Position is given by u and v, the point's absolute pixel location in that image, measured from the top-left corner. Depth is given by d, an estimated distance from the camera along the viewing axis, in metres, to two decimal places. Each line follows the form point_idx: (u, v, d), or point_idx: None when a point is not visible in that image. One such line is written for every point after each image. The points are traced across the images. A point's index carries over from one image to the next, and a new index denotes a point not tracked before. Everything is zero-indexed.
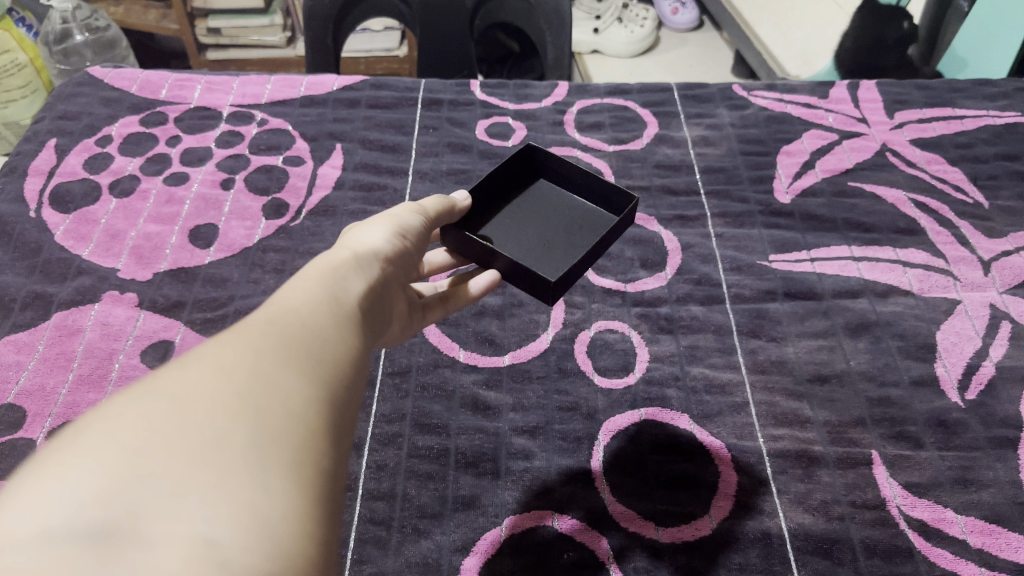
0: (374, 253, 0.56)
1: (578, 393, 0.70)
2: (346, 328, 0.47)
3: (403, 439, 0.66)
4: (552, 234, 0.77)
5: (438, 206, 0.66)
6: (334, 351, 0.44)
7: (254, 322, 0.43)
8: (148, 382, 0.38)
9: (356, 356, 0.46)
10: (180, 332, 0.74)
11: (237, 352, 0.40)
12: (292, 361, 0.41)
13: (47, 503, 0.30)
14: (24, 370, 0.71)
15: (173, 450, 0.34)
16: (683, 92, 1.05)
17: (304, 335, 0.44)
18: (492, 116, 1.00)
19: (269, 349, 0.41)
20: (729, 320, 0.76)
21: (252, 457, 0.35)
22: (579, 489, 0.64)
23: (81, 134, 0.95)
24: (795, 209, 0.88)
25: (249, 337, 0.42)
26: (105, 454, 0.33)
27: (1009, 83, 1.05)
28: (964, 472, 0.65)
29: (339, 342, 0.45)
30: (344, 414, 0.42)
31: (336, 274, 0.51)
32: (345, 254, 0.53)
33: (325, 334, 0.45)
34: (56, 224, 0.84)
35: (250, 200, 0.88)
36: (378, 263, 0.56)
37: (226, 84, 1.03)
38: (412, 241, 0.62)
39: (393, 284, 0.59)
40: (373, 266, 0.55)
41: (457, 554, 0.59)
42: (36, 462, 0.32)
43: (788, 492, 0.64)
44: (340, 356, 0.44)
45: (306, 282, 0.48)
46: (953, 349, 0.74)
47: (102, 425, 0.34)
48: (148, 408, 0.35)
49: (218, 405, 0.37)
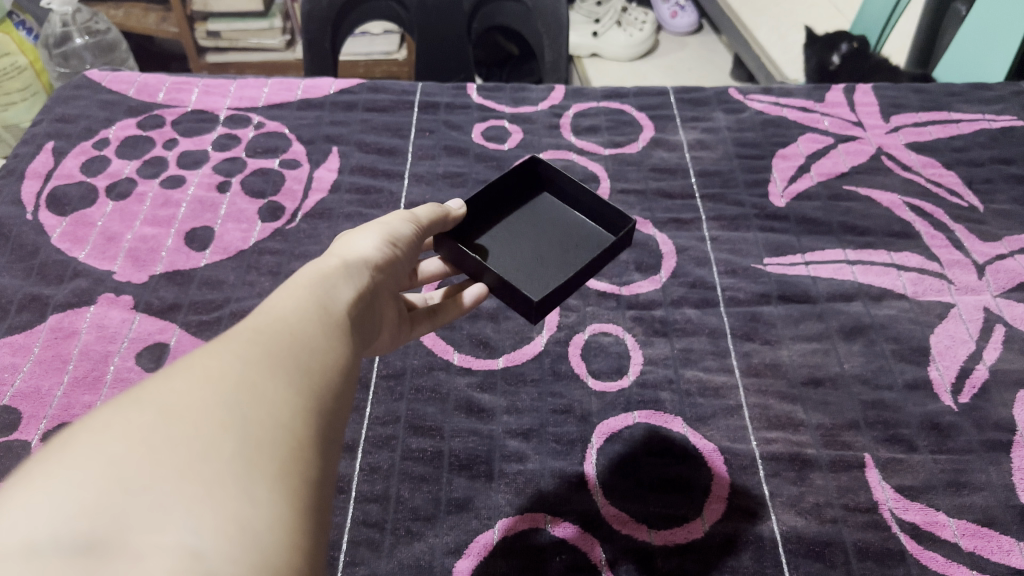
0: (364, 262, 0.56)
1: (571, 396, 0.71)
2: (336, 336, 0.47)
3: (397, 441, 0.67)
4: (546, 250, 0.77)
5: (431, 214, 0.66)
6: (324, 359, 0.45)
7: (243, 330, 0.43)
8: (137, 392, 0.38)
9: (346, 365, 0.46)
10: (175, 334, 0.74)
11: (225, 361, 0.40)
12: (281, 369, 0.41)
13: (34, 517, 0.31)
14: (20, 372, 0.71)
15: (161, 461, 0.34)
16: (679, 95, 1.05)
17: (293, 343, 0.44)
18: (489, 119, 1.00)
19: (258, 358, 0.41)
20: (723, 323, 0.77)
21: (239, 467, 0.35)
22: (572, 491, 0.64)
23: (79, 137, 0.96)
24: (790, 212, 0.88)
25: (238, 346, 0.42)
26: (93, 466, 0.33)
27: (1005, 87, 1.05)
28: (957, 475, 0.65)
29: (328, 350, 0.45)
30: (333, 421, 0.42)
31: (326, 283, 0.51)
32: (334, 263, 0.54)
33: (313, 343, 0.45)
34: (53, 227, 0.85)
35: (247, 203, 0.88)
36: (368, 271, 0.56)
37: (224, 87, 1.04)
38: (403, 249, 0.62)
39: (383, 291, 0.59)
40: (363, 275, 0.55)
41: (450, 556, 0.60)
42: (25, 473, 0.33)
43: (780, 495, 0.64)
44: (330, 364, 0.45)
45: (296, 290, 0.49)
46: (947, 352, 0.74)
47: (91, 435, 0.34)
48: (135, 419, 0.36)
49: (206, 415, 0.37)
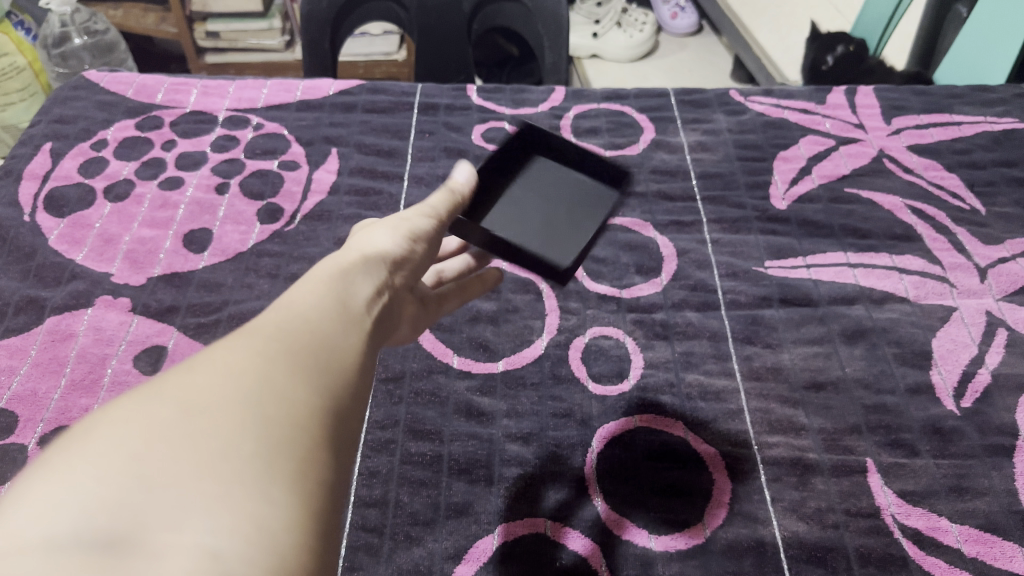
0: (384, 257, 0.55)
1: (572, 399, 0.70)
2: (353, 334, 0.47)
3: (396, 445, 0.66)
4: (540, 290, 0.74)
5: (446, 204, 0.64)
6: (341, 358, 0.44)
7: (265, 327, 0.43)
8: (157, 386, 0.37)
9: (362, 362, 0.46)
10: (174, 336, 0.74)
11: (245, 356, 0.40)
12: (299, 366, 0.41)
13: (53, 512, 0.30)
14: (17, 375, 0.71)
15: (180, 455, 0.34)
16: (680, 97, 1.05)
17: (312, 342, 0.43)
18: (489, 121, 1.00)
19: (278, 354, 0.41)
20: (724, 327, 0.76)
21: (256, 465, 0.35)
22: (572, 496, 0.63)
23: (77, 138, 0.95)
24: (792, 215, 0.88)
25: (258, 341, 0.41)
26: (112, 462, 0.32)
27: (1007, 89, 1.05)
28: (959, 479, 0.65)
29: (345, 348, 0.45)
30: (348, 422, 0.42)
31: (344, 279, 0.50)
32: (353, 258, 0.53)
33: (331, 340, 0.44)
34: (50, 228, 0.84)
35: (246, 204, 0.88)
36: (388, 269, 0.55)
37: (223, 88, 1.03)
38: (424, 248, 0.60)
39: (404, 289, 0.58)
40: (382, 272, 0.54)
41: (449, 562, 0.59)
42: (44, 466, 0.32)
43: (782, 500, 0.63)
44: (346, 363, 0.44)
45: (314, 287, 0.48)
46: (949, 356, 0.74)
47: (110, 430, 0.34)
48: (154, 413, 0.35)
49: (225, 411, 0.36)
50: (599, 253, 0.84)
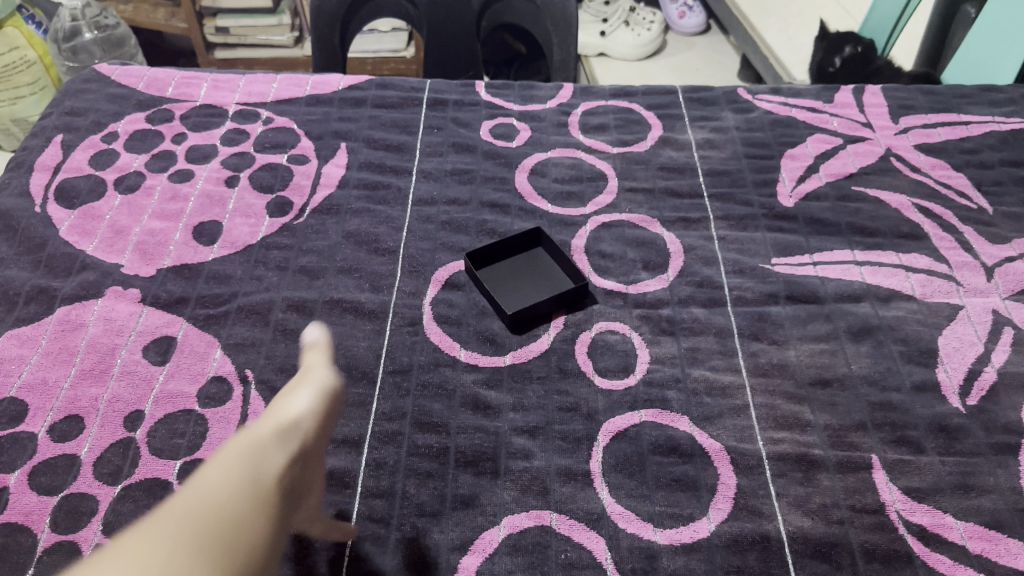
0: (299, 424, 0.52)
1: (578, 393, 0.70)
2: (268, 513, 0.43)
3: (403, 437, 0.67)
4: None
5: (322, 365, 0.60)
6: (252, 546, 0.41)
7: (160, 525, 0.39)
8: None
9: (268, 554, 0.42)
10: (183, 328, 0.74)
11: (147, 556, 0.37)
12: (207, 563, 0.38)
13: None
14: (27, 364, 0.71)
15: None
16: (688, 94, 1.05)
17: (223, 530, 0.40)
18: (497, 117, 1.00)
19: (177, 566, 0.37)
20: (731, 323, 0.76)
21: None
22: (577, 490, 0.64)
23: (88, 130, 0.96)
24: (799, 213, 0.88)
25: (163, 533, 0.38)
26: None
27: (1016, 89, 1.05)
28: (965, 477, 0.65)
29: (259, 533, 0.42)
30: None
31: (258, 450, 0.47)
32: (267, 428, 0.49)
33: (245, 524, 0.41)
34: (61, 219, 0.85)
35: (255, 198, 0.88)
36: (304, 434, 0.51)
37: (233, 82, 1.04)
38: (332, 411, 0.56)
39: (322, 450, 0.54)
40: (298, 437, 0.50)
41: (455, 553, 0.60)
42: None
43: (787, 495, 0.64)
44: (257, 553, 0.41)
45: (226, 461, 0.45)
46: (955, 354, 0.74)
47: None
48: None
49: None
50: (606, 249, 0.84)
